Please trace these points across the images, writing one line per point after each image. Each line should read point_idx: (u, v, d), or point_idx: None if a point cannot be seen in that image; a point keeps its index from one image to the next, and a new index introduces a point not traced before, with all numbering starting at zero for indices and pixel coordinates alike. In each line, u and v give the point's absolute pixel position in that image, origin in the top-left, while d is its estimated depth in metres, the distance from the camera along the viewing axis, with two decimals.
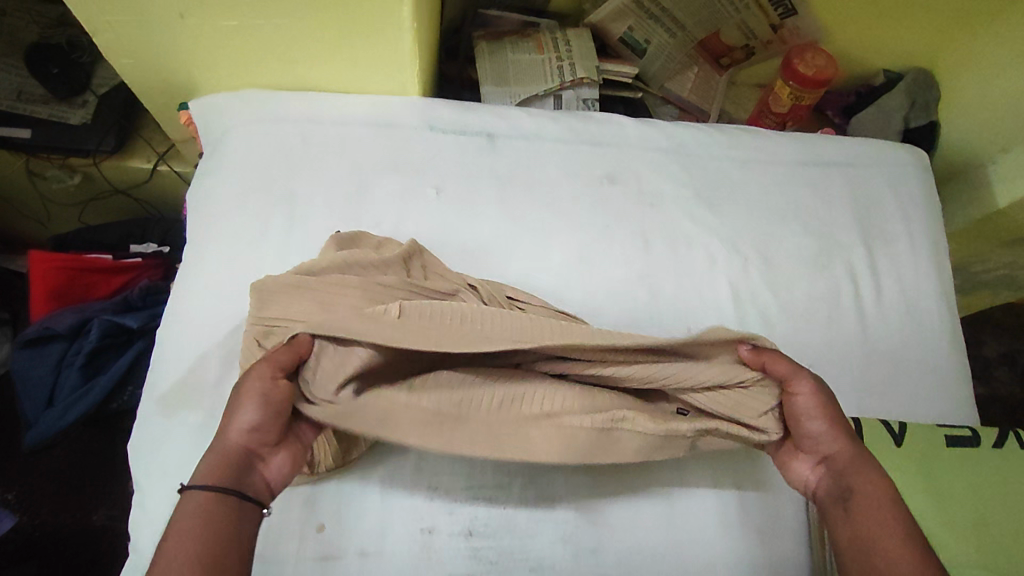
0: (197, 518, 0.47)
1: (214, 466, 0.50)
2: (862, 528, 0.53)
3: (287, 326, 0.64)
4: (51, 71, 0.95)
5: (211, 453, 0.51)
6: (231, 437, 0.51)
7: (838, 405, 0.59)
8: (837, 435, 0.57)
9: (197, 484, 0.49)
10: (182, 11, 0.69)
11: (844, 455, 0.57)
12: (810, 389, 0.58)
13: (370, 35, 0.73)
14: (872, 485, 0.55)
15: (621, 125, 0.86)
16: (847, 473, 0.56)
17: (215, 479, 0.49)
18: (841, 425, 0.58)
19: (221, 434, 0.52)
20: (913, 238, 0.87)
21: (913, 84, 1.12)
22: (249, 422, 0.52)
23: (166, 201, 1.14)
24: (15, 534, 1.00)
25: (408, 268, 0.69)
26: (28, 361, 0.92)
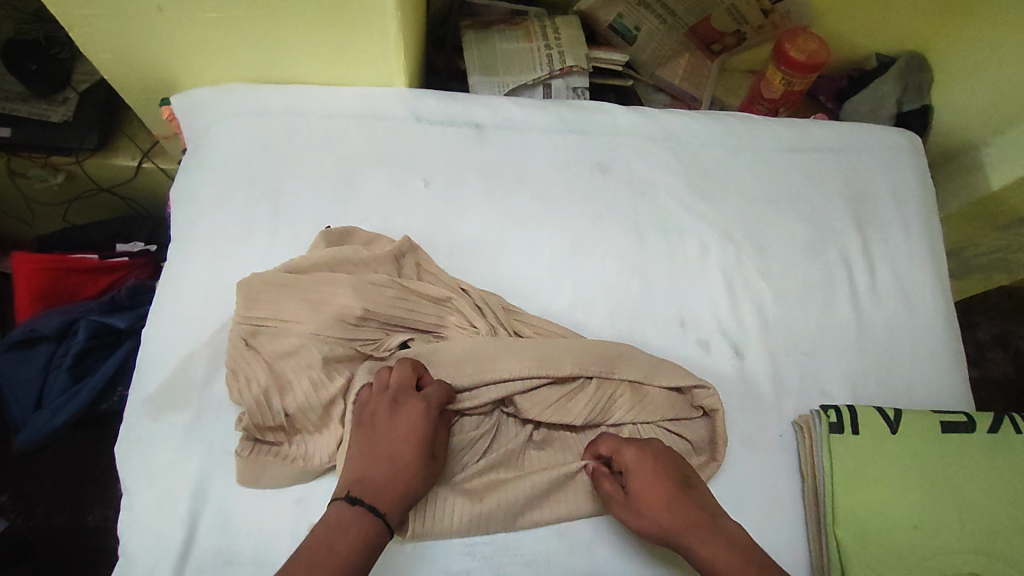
0: (366, 548, 0.51)
1: (392, 505, 0.53)
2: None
3: (274, 326, 0.63)
4: (29, 67, 0.93)
5: (379, 485, 0.54)
6: (406, 483, 0.54)
7: (654, 468, 0.59)
8: (649, 514, 0.58)
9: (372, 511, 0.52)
10: (159, 4, 0.67)
11: (670, 528, 0.57)
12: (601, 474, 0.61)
13: (354, 27, 0.71)
14: (703, 548, 0.55)
15: (611, 113, 0.85)
16: (681, 544, 0.57)
17: (391, 517, 0.53)
18: (642, 498, 0.58)
19: (398, 469, 0.55)
20: (908, 224, 0.86)
21: (906, 69, 1.10)
22: (422, 482, 0.55)
23: (152, 200, 1.13)
24: (9, 536, 0.99)
25: (399, 265, 0.69)
26: (17, 363, 0.91)
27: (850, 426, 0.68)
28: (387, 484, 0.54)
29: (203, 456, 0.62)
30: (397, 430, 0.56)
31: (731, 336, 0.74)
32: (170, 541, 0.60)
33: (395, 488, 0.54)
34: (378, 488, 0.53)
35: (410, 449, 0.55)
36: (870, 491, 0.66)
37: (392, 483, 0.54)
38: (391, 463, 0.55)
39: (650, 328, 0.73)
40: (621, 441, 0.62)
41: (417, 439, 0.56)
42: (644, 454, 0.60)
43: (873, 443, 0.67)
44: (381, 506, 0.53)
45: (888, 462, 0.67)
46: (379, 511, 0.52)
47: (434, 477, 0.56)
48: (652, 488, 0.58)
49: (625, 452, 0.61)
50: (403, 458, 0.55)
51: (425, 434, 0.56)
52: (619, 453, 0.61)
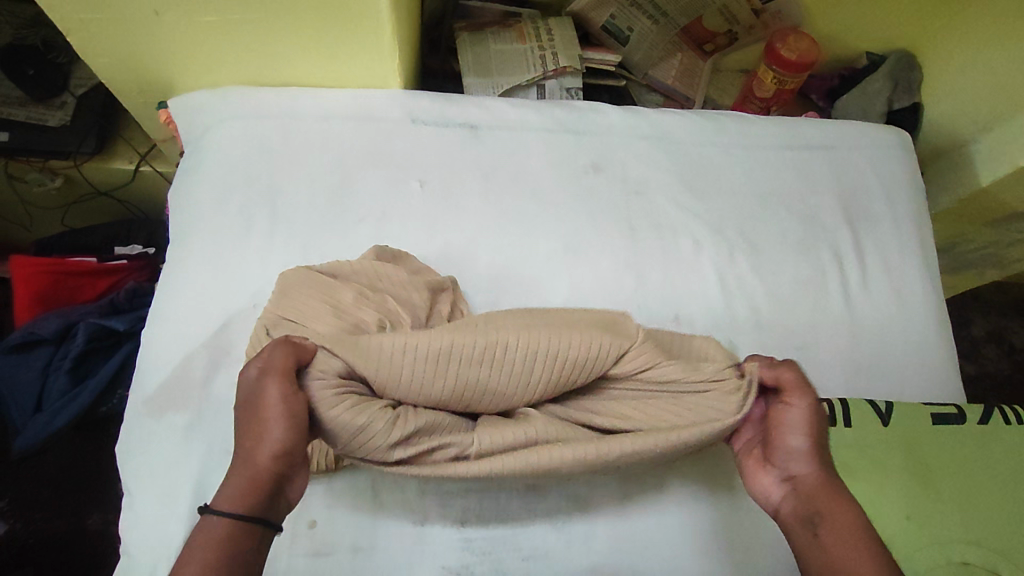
0: (223, 549, 0.46)
1: (237, 487, 0.49)
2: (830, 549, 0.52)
3: (292, 323, 0.61)
4: (26, 72, 0.94)
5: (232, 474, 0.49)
6: (253, 460, 0.49)
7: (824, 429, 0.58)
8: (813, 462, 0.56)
9: (214, 507, 0.48)
10: (156, 8, 0.68)
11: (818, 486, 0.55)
12: (801, 409, 0.58)
13: (349, 29, 0.72)
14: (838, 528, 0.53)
15: (605, 112, 0.86)
16: (823, 501, 0.54)
17: (233, 504, 0.48)
18: (821, 453, 0.57)
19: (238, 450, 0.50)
20: (898, 220, 0.87)
21: (896, 67, 1.12)
22: (270, 450, 0.50)
23: (150, 203, 1.13)
24: (9, 541, 0.99)
25: (434, 300, 0.68)
26: (16, 365, 0.92)
27: (843, 419, 0.69)
28: (233, 470, 0.49)
29: (204, 455, 0.63)
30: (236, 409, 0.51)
31: (725, 331, 0.75)
32: (172, 539, 0.60)
33: (243, 470, 0.49)
34: (230, 481, 0.49)
35: (251, 424, 0.51)
36: (864, 483, 0.67)
37: (235, 469, 0.49)
38: (242, 447, 0.50)
39: (645, 324, 0.74)
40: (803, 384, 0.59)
41: (258, 408, 0.51)
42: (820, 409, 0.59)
43: (864, 436, 0.69)
44: (223, 496, 0.48)
45: (881, 453, 0.68)
46: (220, 504, 0.48)
47: (281, 439, 0.50)
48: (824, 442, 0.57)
49: (798, 403, 0.58)
50: (245, 436, 0.50)
51: (266, 401, 0.51)
52: (789, 398, 0.59)
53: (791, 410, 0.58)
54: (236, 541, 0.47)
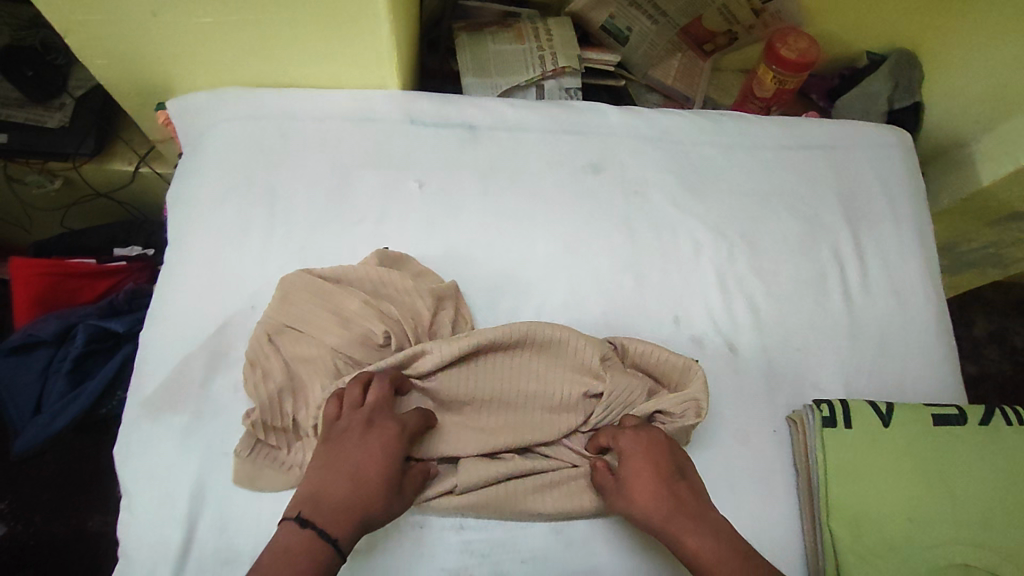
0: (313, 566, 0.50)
1: (349, 525, 0.52)
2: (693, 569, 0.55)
3: (296, 330, 0.65)
4: (24, 73, 0.93)
5: (341, 501, 0.53)
6: (376, 506, 0.54)
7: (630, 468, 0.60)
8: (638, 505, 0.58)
9: (317, 527, 0.51)
10: (154, 10, 0.68)
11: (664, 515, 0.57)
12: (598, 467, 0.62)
13: (347, 30, 0.72)
14: (691, 541, 0.56)
15: (604, 113, 0.85)
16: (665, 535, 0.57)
17: (341, 535, 0.52)
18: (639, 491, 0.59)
19: (357, 488, 0.54)
20: (899, 220, 0.87)
21: (896, 66, 1.11)
22: (387, 504, 0.55)
23: (149, 204, 1.13)
24: (9, 543, 0.99)
25: (440, 308, 0.69)
26: (15, 367, 0.92)
27: (843, 420, 0.68)
28: (349, 505, 0.53)
29: (202, 457, 0.63)
30: (365, 448, 0.56)
31: (724, 332, 0.75)
32: (170, 541, 0.60)
33: (356, 509, 0.53)
34: (337, 506, 0.53)
35: (376, 471, 0.55)
36: (864, 484, 0.66)
37: (355, 505, 0.53)
38: (356, 485, 0.54)
39: (644, 325, 0.74)
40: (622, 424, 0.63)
41: (387, 458, 0.56)
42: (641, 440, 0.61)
43: (866, 437, 0.68)
44: (333, 524, 0.52)
45: (881, 455, 0.68)
46: (331, 533, 0.51)
47: (394, 503, 0.56)
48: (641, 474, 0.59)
49: (624, 437, 0.62)
50: (365, 478, 0.54)
51: (395, 453, 0.56)
52: (618, 436, 0.62)
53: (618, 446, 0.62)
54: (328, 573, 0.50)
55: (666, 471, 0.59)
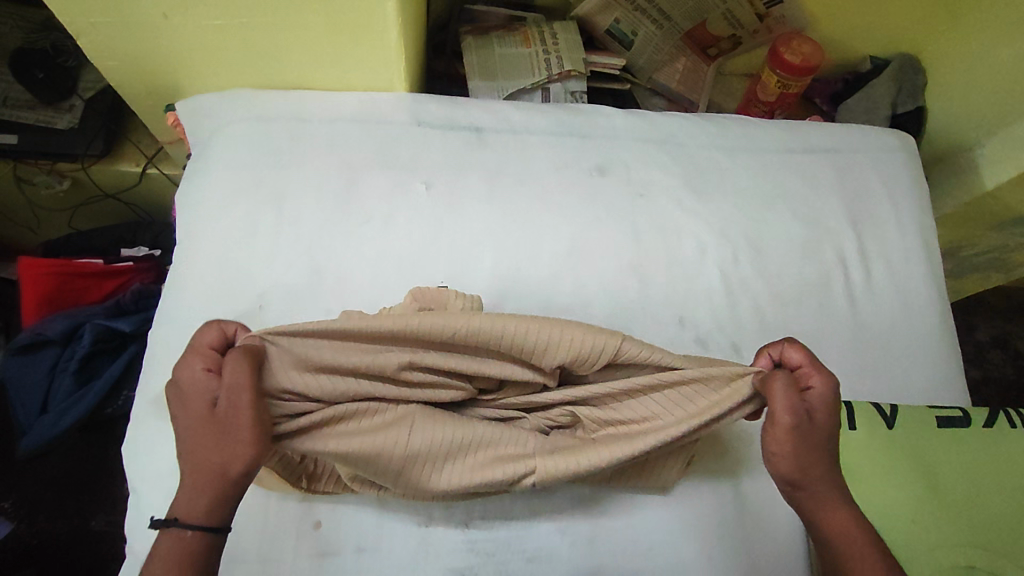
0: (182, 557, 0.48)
1: (196, 498, 0.49)
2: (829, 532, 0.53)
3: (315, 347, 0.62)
4: (35, 75, 0.94)
5: (186, 475, 0.50)
6: (208, 462, 0.49)
7: (823, 417, 0.54)
8: (806, 456, 0.53)
9: (171, 516, 0.49)
10: (165, 11, 0.68)
11: (819, 479, 0.53)
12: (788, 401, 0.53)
13: (356, 32, 0.73)
14: (832, 516, 0.53)
15: (609, 116, 0.86)
16: (810, 492, 0.54)
17: (195, 512, 0.49)
18: (814, 442, 0.53)
19: (189, 459, 0.50)
20: (903, 224, 0.87)
21: (898, 72, 1.12)
22: (219, 452, 0.49)
23: (156, 205, 1.14)
24: (13, 542, 0.99)
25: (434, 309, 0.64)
26: (22, 367, 0.92)
27: (848, 423, 0.69)
28: (191, 478, 0.50)
29: None
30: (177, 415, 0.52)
31: (728, 333, 0.76)
32: None
33: (203, 470, 0.49)
34: (189, 483, 0.50)
35: (197, 426, 0.50)
36: (867, 486, 0.67)
37: (195, 475, 0.50)
38: (189, 452, 0.50)
39: (649, 327, 0.75)
40: (818, 363, 0.56)
41: (200, 408, 0.51)
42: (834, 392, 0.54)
43: (869, 439, 0.68)
44: (181, 509, 0.49)
45: (885, 456, 0.68)
46: (175, 516, 0.49)
47: (228, 441, 0.49)
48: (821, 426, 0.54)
49: (818, 380, 0.55)
50: (193, 441, 0.50)
51: (207, 397, 0.51)
52: (808, 376, 0.55)
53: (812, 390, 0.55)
54: (198, 547, 0.49)
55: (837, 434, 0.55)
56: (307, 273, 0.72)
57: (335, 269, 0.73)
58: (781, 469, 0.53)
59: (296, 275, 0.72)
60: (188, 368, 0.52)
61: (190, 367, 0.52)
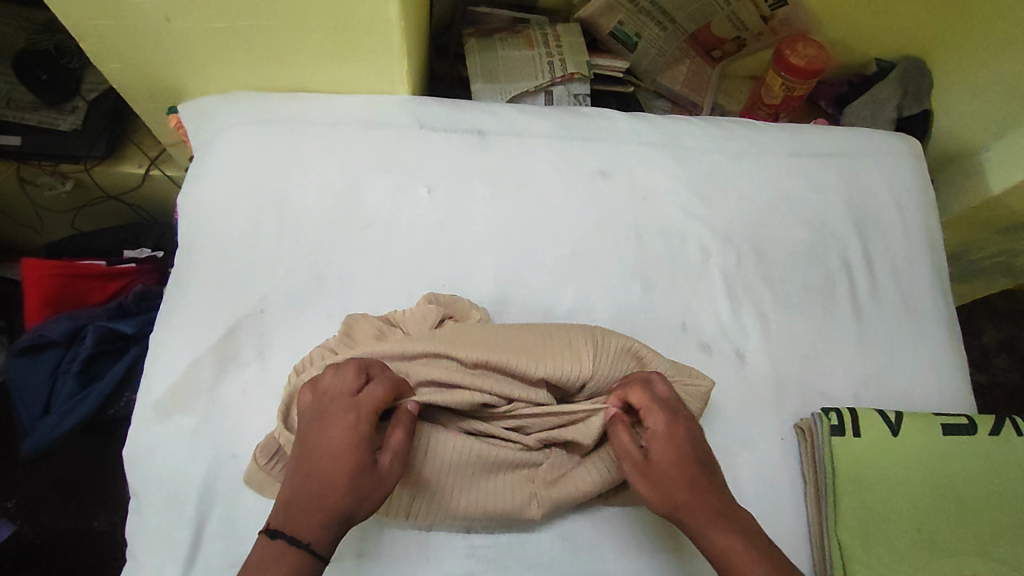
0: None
1: (319, 526, 0.49)
2: (724, 557, 0.51)
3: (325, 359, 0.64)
4: (39, 76, 0.94)
5: (313, 504, 0.49)
6: (341, 498, 0.49)
7: (681, 446, 0.57)
8: (669, 486, 0.55)
9: (285, 533, 0.48)
10: (167, 15, 0.68)
11: (686, 504, 0.54)
12: (665, 423, 0.58)
13: (357, 34, 0.72)
14: (716, 536, 0.52)
15: (612, 119, 0.86)
16: (691, 524, 0.53)
17: (314, 538, 0.48)
18: (677, 469, 0.55)
19: (316, 486, 0.50)
20: (908, 229, 0.86)
21: (905, 73, 1.11)
22: (356, 497, 0.50)
23: (159, 206, 1.14)
24: (15, 543, 1.00)
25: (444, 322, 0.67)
26: (25, 368, 0.92)
27: (852, 430, 0.68)
28: (315, 504, 0.49)
29: (211, 459, 0.63)
30: (322, 438, 0.52)
31: (731, 338, 0.75)
32: (177, 541, 0.61)
33: (336, 502, 0.49)
34: (312, 508, 0.49)
35: (345, 466, 0.50)
36: (871, 493, 0.66)
37: (321, 504, 0.49)
38: (326, 488, 0.50)
39: (651, 332, 0.74)
40: (667, 401, 0.60)
41: (353, 454, 0.51)
42: (675, 425, 0.58)
43: (874, 445, 0.68)
44: (306, 533, 0.48)
45: (890, 464, 0.67)
46: (302, 538, 0.48)
47: (373, 493, 0.51)
48: (670, 457, 0.56)
49: (655, 416, 0.58)
50: (332, 473, 0.50)
51: (363, 445, 0.52)
52: (648, 415, 0.59)
53: (649, 426, 0.58)
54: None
55: (698, 460, 0.56)
56: (309, 277, 0.72)
57: (337, 272, 0.73)
58: (653, 501, 0.55)
59: (298, 278, 0.72)
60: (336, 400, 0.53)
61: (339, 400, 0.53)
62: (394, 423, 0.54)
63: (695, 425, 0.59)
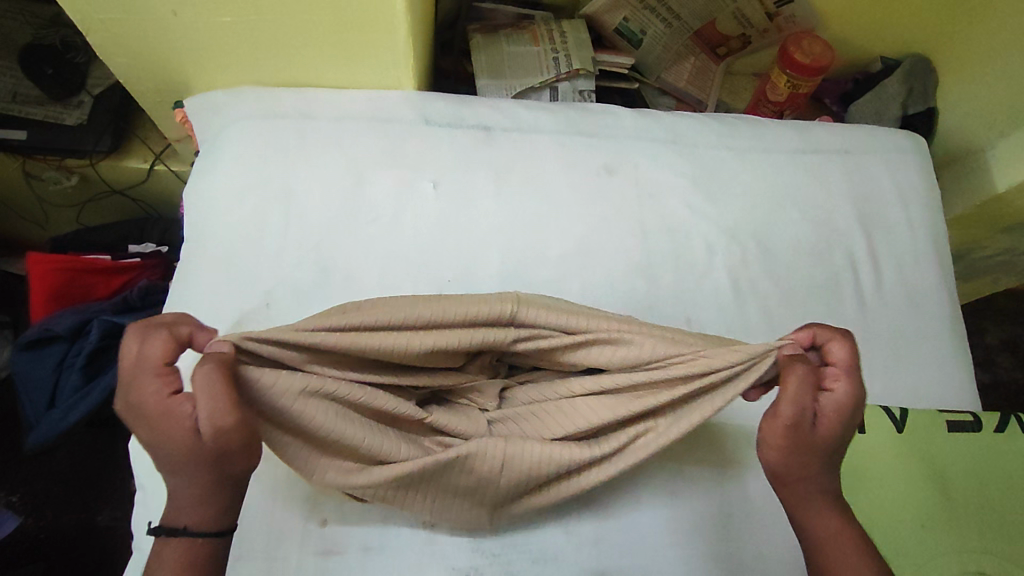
0: (190, 559, 0.47)
1: (191, 509, 0.47)
2: (819, 533, 0.52)
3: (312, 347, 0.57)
4: (45, 70, 0.96)
5: (177, 489, 0.47)
6: (195, 480, 0.47)
7: (850, 428, 0.52)
8: (807, 460, 0.51)
9: (165, 527, 0.47)
10: (174, 9, 0.68)
11: (812, 480, 0.52)
12: (845, 396, 0.52)
13: (364, 29, 0.72)
14: (823, 520, 0.52)
15: (617, 115, 0.85)
16: (797, 493, 0.53)
17: (192, 522, 0.47)
18: (824, 447, 0.52)
19: (168, 473, 0.47)
20: (913, 226, 0.86)
21: (911, 71, 1.11)
22: (208, 472, 0.47)
23: (164, 201, 1.14)
24: (21, 536, 1.00)
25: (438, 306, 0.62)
26: (30, 362, 0.92)
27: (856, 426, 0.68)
28: (178, 490, 0.47)
29: None
30: (145, 429, 0.47)
31: (736, 335, 0.75)
32: None
33: (192, 485, 0.47)
34: (176, 496, 0.47)
35: (177, 444, 0.46)
36: (877, 489, 0.66)
37: (182, 488, 0.47)
38: (175, 472, 0.47)
39: None
40: (854, 368, 0.53)
41: (167, 426, 0.46)
42: (855, 401, 0.52)
43: (878, 442, 0.68)
44: (183, 518, 0.47)
45: (895, 460, 0.68)
46: (179, 524, 0.47)
47: (220, 458, 0.46)
48: (830, 431, 0.51)
49: (840, 384, 0.52)
50: (171, 459, 0.46)
51: (179, 413, 0.46)
52: (833, 379, 0.53)
53: (829, 393, 0.52)
54: (204, 551, 0.48)
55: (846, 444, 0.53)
56: (314, 272, 0.72)
57: (343, 267, 0.73)
58: (771, 457, 0.52)
59: (303, 273, 0.72)
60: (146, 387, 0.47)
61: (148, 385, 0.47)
62: (194, 369, 0.46)
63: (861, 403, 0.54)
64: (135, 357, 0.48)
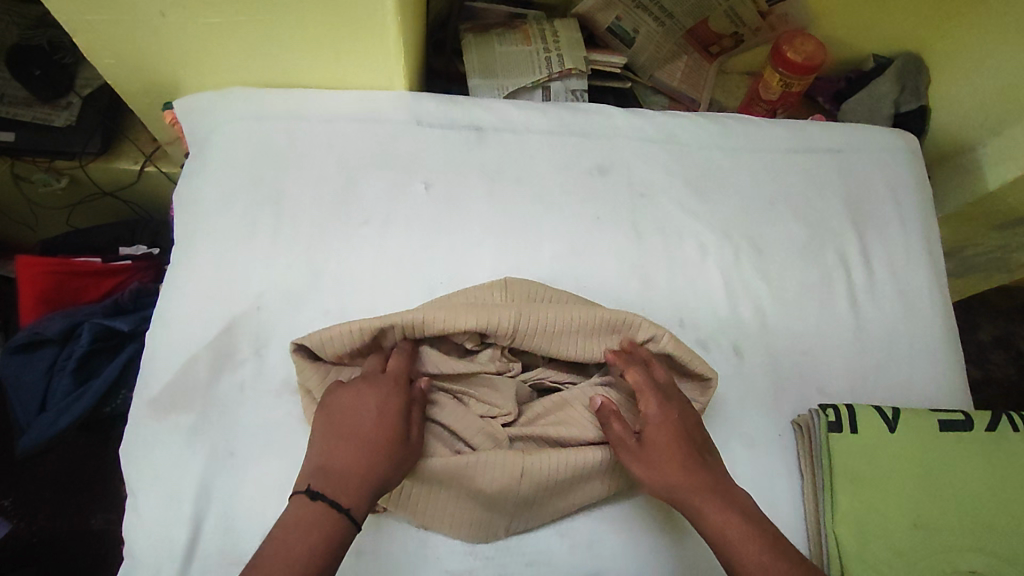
0: (328, 535, 0.51)
1: (357, 492, 0.53)
2: (717, 534, 0.54)
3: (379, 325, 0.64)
4: (33, 72, 0.94)
5: (346, 469, 0.54)
6: (378, 467, 0.55)
7: (687, 432, 0.59)
8: (667, 471, 0.57)
9: (326, 493, 0.52)
10: (162, 10, 0.68)
11: (687, 487, 0.56)
12: (656, 407, 0.60)
13: (354, 29, 0.72)
14: (716, 519, 0.55)
15: (610, 115, 0.85)
16: (688, 505, 0.56)
17: (351, 501, 0.53)
18: (673, 456, 0.57)
19: (349, 450, 0.55)
20: (906, 225, 0.86)
21: (903, 69, 1.10)
22: (393, 466, 0.55)
23: (155, 203, 1.13)
24: (12, 541, 0.99)
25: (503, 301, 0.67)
26: (20, 367, 0.92)
27: (849, 426, 0.68)
28: (353, 471, 0.54)
29: (209, 456, 0.63)
30: (356, 412, 0.57)
31: (729, 334, 0.75)
32: (175, 539, 0.60)
33: (368, 469, 0.54)
34: (348, 472, 0.54)
35: (383, 435, 0.56)
36: (869, 489, 0.66)
37: (360, 470, 0.54)
38: (360, 452, 0.55)
39: None
40: (650, 388, 0.61)
41: (386, 421, 0.56)
42: (667, 409, 0.60)
43: (871, 442, 0.68)
44: (350, 499, 0.53)
45: (887, 460, 0.67)
46: (342, 503, 0.52)
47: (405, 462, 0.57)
48: (662, 443, 0.58)
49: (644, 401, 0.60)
50: (366, 444, 0.55)
51: (396, 418, 0.57)
52: (646, 402, 0.60)
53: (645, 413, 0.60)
54: (341, 538, 0.52)
55: (694, 448, 0.58)
56: (306, 274, 0.72)
57: (335, 270, 0.72)
58: (648, 486, 0.58)
59: (296, 276, 0.71)
60: (385, 387, 0.58)
61: (386, 385, 0.58)
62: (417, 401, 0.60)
63: (691, 412, 0.61)
64: (389, 369, 0.60)
